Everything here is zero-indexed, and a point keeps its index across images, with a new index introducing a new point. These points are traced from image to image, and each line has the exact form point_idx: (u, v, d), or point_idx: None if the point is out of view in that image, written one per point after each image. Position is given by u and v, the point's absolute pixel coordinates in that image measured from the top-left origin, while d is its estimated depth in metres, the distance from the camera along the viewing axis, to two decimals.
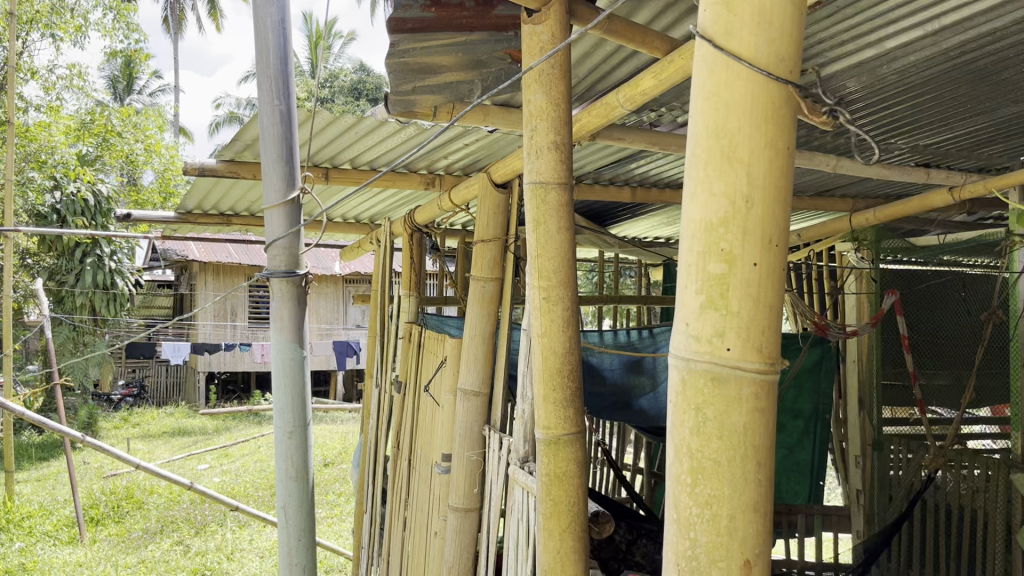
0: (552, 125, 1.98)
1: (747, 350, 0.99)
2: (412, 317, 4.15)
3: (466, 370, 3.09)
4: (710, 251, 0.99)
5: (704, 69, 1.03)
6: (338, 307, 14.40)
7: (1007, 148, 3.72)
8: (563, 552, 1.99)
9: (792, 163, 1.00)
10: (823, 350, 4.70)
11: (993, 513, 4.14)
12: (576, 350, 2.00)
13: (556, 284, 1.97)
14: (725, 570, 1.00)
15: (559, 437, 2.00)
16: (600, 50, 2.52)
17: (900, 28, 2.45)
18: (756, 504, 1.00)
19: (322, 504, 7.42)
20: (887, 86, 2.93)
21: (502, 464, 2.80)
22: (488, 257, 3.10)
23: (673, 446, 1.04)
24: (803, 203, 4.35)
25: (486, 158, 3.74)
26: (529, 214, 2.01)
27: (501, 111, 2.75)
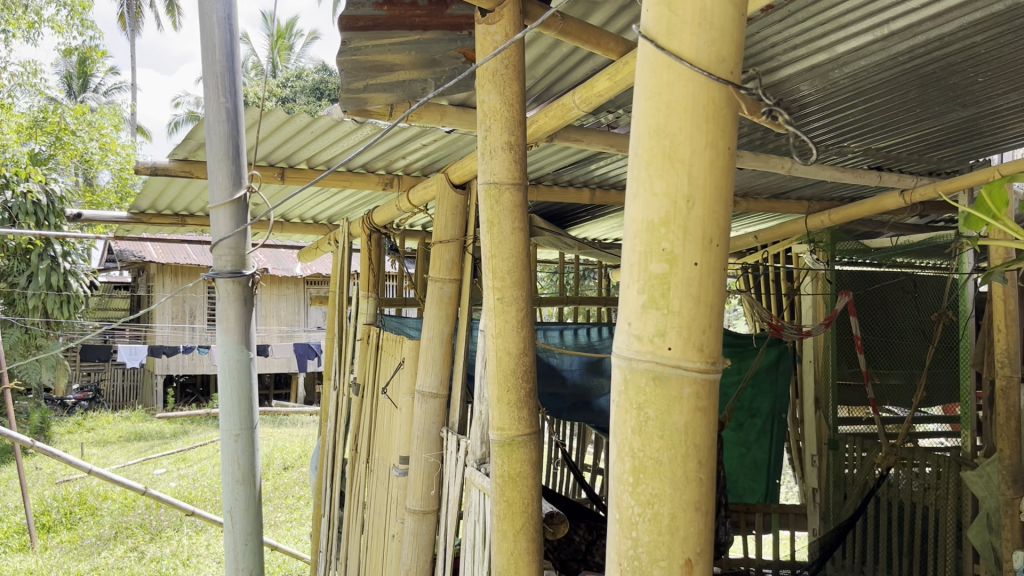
0: (506, 125, 1.98)
1: (688, 349, 0.99)
2: (370, 319, 4.13)
3: (424, 371, 3.08)
4: (651, 250, 1.00)
5: (647, 69, 1.03)
6: (299, 309, 14.27)
7: (956, 152, 3.80)
8: (517, 553, 1.99)
9: (733, 164, 1.01)
10: (779, 351, 4.78)
11: (944, 509, 4.25)
12: (531, 350, 2.01)
13: (509, 284, 1.97)
14: (666, 569, 1.00)
15: (513, 438, 2.00)
16: (556, 51, 2.53)
17: (851, 33, 2.49)
18: (697, 503, 1.00)
19: (281, 508, 7.34)
20: (840, 90, 2.97)
21: (460, 467, 2.79)
22: (447, 258, 3.08)
23: (616, 446, 1.04)
24: (759, 205, 4.40)
25: (444, 158, 3.73)
26: (483, 214, 2.00)
27: (458, 112, 2.74)
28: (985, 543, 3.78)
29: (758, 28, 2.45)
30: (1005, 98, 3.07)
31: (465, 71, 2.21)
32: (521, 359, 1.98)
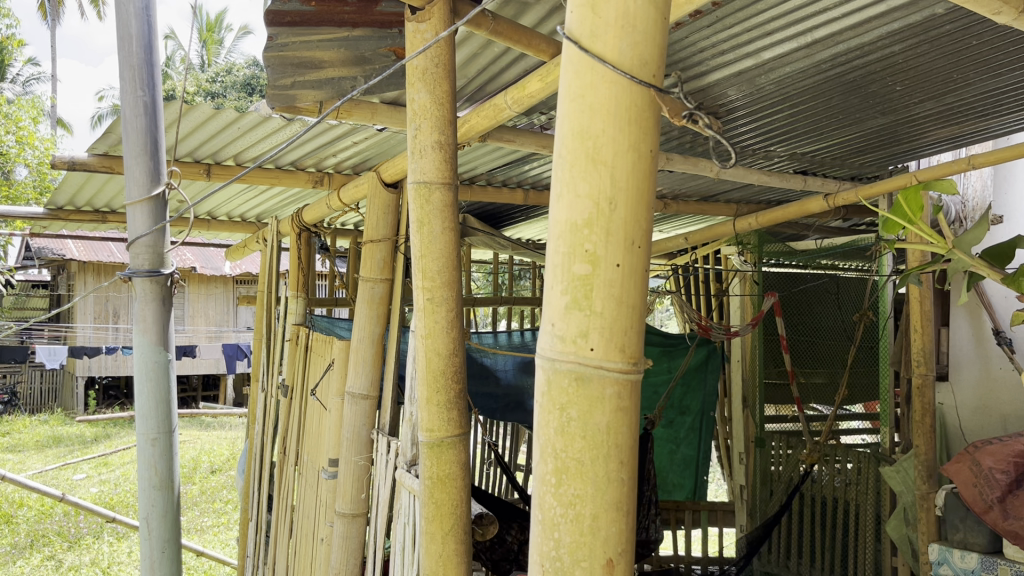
0: (435, 124, 1.96)
1: (610, 349, 1.00)
2: (300, 320, 4.06)
3: (355, 373, 3.04)
4: (575, 252, 1.00)
5: (571, 71, 1.03)
6: (228, 309, 13.95)
7: (876, 158, 3.93)
8: (445, 555, 1.98)
9: (655, 167, 1.02)
10: (708, 350, 4.90)
11: (864, 504, 4.39)
12: (459, 351, 1.99)
13: (439, 284, 1.95)
14: (587, 570, 1.00)
15: (442, 439, 1.99)
16: (488, 51, 2.53)
17: (776, 39, 2.55)
18: (619, 503, 1.00)
19: (208, 512, 7.17)
20: (767, 95, 3.04)
21: (390, 468, 2.76)
22: (378, 257, 3.06)
23: (539, 447, 1.04)
24: (689, 207, 4.47)
25: (377, 157, 3.69)
26: (412, 214, 1.97)
27: (390, 109, 2.71)
28: (903, 536, 3.92)
29: (688, 33, 2.49)
30: (922, 106, 3.18)
31: (394, 66, 2.19)
32: (450, 360, 1.96)
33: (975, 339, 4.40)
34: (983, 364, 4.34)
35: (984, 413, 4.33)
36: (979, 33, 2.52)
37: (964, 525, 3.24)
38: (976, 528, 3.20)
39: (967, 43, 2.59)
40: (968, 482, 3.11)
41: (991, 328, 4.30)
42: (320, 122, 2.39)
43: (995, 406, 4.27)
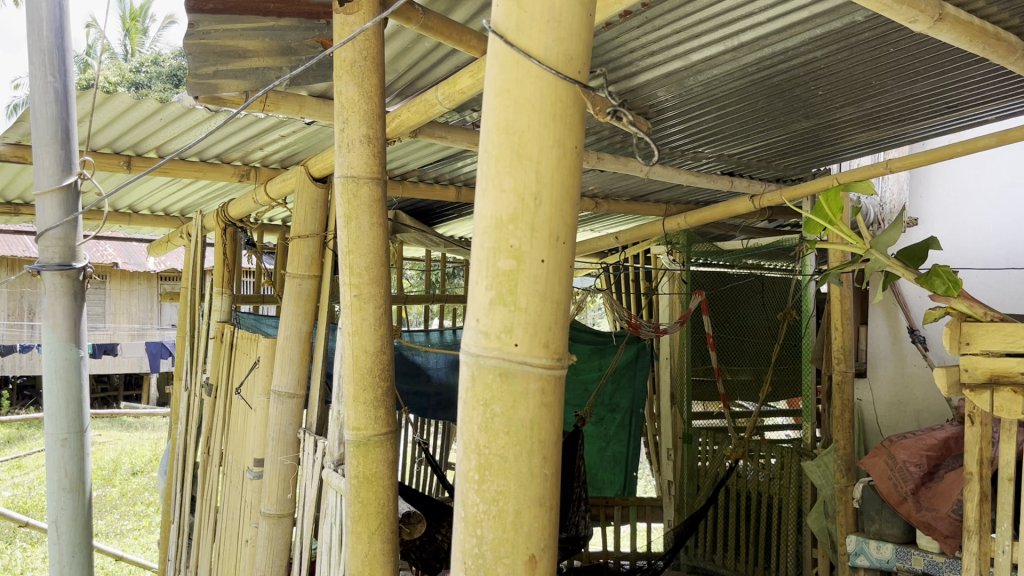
0: (364, 117, 1.93)
1: (534, 345, 1.00)
2: (225, 317, 3.96)
3: (280, 371, 2.98)
4: (499, 247, 0.99)
5: (496, 65, 1.02)
6: (152, 305, 13.49)
7: (801, 161, 4.03)
8: (371, 555, 1.95)
9: (580, 164, 1.02)
10: (639, 347, 5.00)
11: (786, 498, 4.51)
12: (388, 348, 1.97)
13: (367, 281, 1.92)
14: (510, 567, 1.00)
15: (369, 438, 1.96)
16: (419, 46, 2.51)
17: (704, 42, 2.60)
18: (542, 499, 1.00)
19: (128, 516, 6.95)
20: (696, 97, 3.09)
21: (317, 468, 2.72)
22: (306, 254, 3.01)
23: (462, 444, 1.03)
24: (620, 206, 4.52)
25: (306, 151, 3.63)
26: (339, 208, 1.94)
27: (318, 102, 2.67)
28: (822, 529, 4.05)
29: (618, 33, 2.51)
30: (844, 110, 3.27)
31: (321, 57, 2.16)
32: (378, 357, 1.95)
33: (891, 338, 4.55)
34: (898, 362, 4.50)
35: (899, 409, 4.49)
36: (896, 41, 2.61)
37: (880, 517, 3.31)
38: (891, 519, 3.28)
39: (885, 50, 2.67)
40: (884, 475, 3.22)
41: (906, 327, 4.46)
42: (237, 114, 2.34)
43: (910, 402, 4.44)
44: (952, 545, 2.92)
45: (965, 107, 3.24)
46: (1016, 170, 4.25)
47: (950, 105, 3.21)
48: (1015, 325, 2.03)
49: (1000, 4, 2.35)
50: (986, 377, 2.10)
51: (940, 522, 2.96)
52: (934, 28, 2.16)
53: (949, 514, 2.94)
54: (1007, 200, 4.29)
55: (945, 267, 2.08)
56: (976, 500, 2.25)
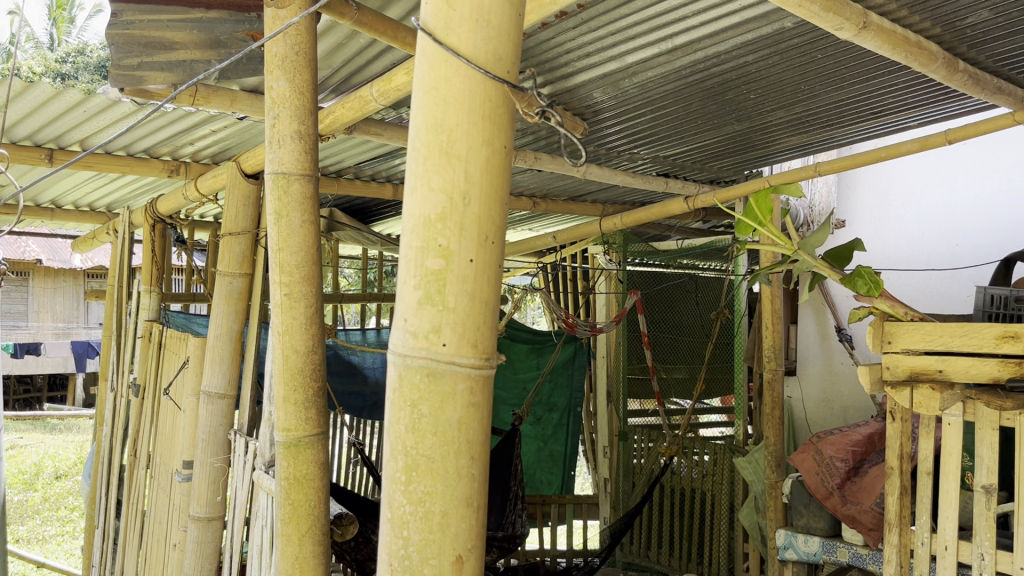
0: (295, 113, 1.90)
1: (462, 345, 0.99)
2: (153, 316, 3.84)
3: (210, 371, 2.92)
4: (428, 246, 0.98)
5: (424, 64, 1.02)
6: (77, 304, 13.09)
7: (733, 163, 4.10)
8: (301, 557, 1.92)
9: (509, 164, 1.02)
10: (575, 346, 5.13)
11: (719, 493, 4.59)
12: (319, 348, 1.94)
13: (298, 280, 1.89)
14: (436, 568, 0.99)
15: (300, 438, 1.94)
16: (353, 42, 2.48)
17: (638, 44, 2.63)
18: (469, 499, 1.00)
19: (50, 521, 6.72)
20: (632, 98, 3.12)
21: (248, 470, 2.67)
22: (237, 251, 2.95)
23: (389, 444, 1.02)
24: (558, 206, 4.55)
25: (238, 147, 3.56)
26: (269, 205, 1.90)
27: (250, 97, 2.61)
28: (754, 523, 4.14)
29: (554, 33, 2.52)
30: (774, 114, 3.34)
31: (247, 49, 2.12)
32: (309, 357, 1.91)
33: (820, 336, 4.67)
34: (826, 360, 4.63)
35: (826, 406, 4.62)
36: (824, 48, 2.67)
37: (808, 511, 3.38)
38: (817, 513, 3.35)
39: (814, 56, 2.74)
40: (812, 470, 3.31)
41: (833, 326, 4.58)
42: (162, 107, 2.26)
43: (837, 399, 4.57)
44: (875, 537, 3.04)
45: (890, 112, 3.34)
46: (939, 174, 4.40)
47: (875, 111, 3.31)
48: (933, 324, 2.10)
49: (922, 14, 2.43)
50: (906, 375, 2.17)
51: (863, 515, 3.06)
52: (859, 36, 2.23)
53: (873, 506, 3.05)
54: (928, 201, 4.45)
55: (866, 268, 2.15)
56: (897, 494, 2.32)
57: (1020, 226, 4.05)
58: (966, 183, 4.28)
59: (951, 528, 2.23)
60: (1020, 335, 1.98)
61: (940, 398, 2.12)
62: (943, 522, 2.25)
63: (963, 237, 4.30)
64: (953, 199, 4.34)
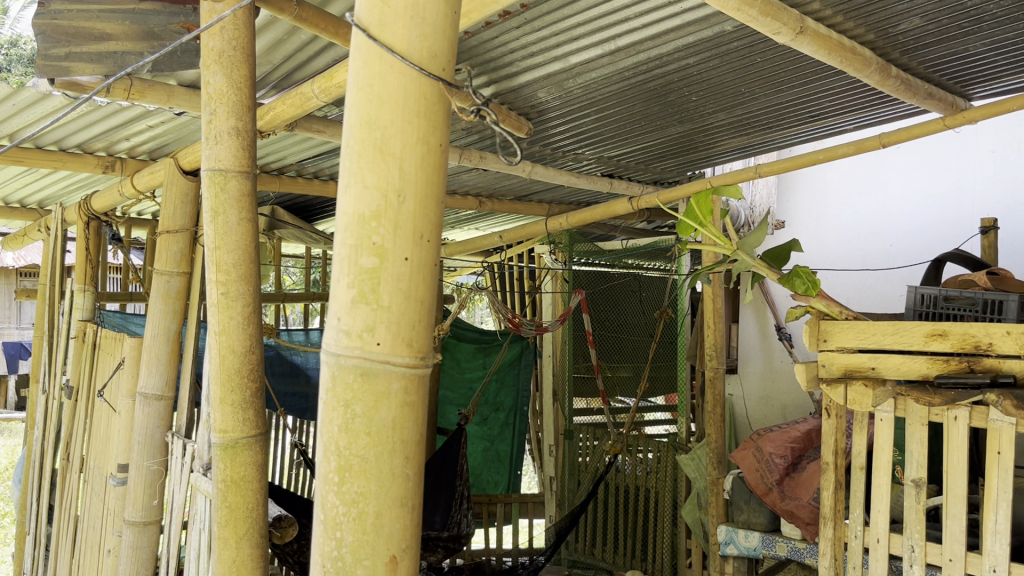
0: (232, 109, 1.87)
1: (397, 344, 0.99)
2: (87, 316, 3.74)
3: (147, 373, 2.84)
4: (361, 244, 0.97)
5: (358, 60, 1.01)
6: (9, 304, 12.69)
7: (676, 164, 4.15)
8: (239, 560, 1.89)
9: (444, 161, 1.01)
10: (522, 346, 5.17)
11: (662, 491, 4.64)
12: (256, 348, 1.90)
13: (235, 278, 1.86)
14: (370, 568, 0.98)
15: (237, 440, 1.91)
16: (294, 38, 2.45)
17: (581, 45, 2.64)
18: (404, 499, 0.99)
19: None
20: (576, 99, 3.14)
21: (185, 472, 2.61)
22: (175, 249, 2.89)
23: (322, 445, 1.01)
24: (503, 206, 4.55)
25: (175, 143, 3.48)
26: (205, 202, 1.86)
27: (187, 92, 2.56)
28: (696, 520, 4.20)
29: (497, 33, 2.53)
30: (716, 116, 3.39)
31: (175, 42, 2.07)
32: (246, 358, 1.88)
33: (760, 335, 4.76)
34: (766, 358, 4.72)
35: (766, 404, 4.71)
36: (762, 52, 2.72)
37: (748, 507, 3.39)
38: (757, 509, 3.35)
39: (753, 60, 2.78)
40: (752, 467, 3.38)
41: (773, 324, 4.68)
42: (86, 97, 2.13)
43: (777, 396, 4.66)
44: (812, 531, 3.08)
45: (828, 116, 3.41)
46: (873, 177, 4.52)
47: (813, 114, 3.38)
48: (867, 323, 2.16)
49: (856, 20, 2.49)
50: (841, 372, 2.21)
51: (801, 511, 3.14)
52: (795, 40, 2.27)
53: (810, 501, 3.13)
54: (863, 203, 4.57)
55: (804, 268, 2.20)
56: (832, 489, 2.38)
57: (950, 227, 4.19)
58: (899, 185, 4.41)
59: (883, 521, 2.30)
60: (947, 333, 2.05)
61: (873, 394, 2.13)
62: (875, 516, 2.32)
63: (895, 239, 4.43)
64: (887, 203, 4.47)
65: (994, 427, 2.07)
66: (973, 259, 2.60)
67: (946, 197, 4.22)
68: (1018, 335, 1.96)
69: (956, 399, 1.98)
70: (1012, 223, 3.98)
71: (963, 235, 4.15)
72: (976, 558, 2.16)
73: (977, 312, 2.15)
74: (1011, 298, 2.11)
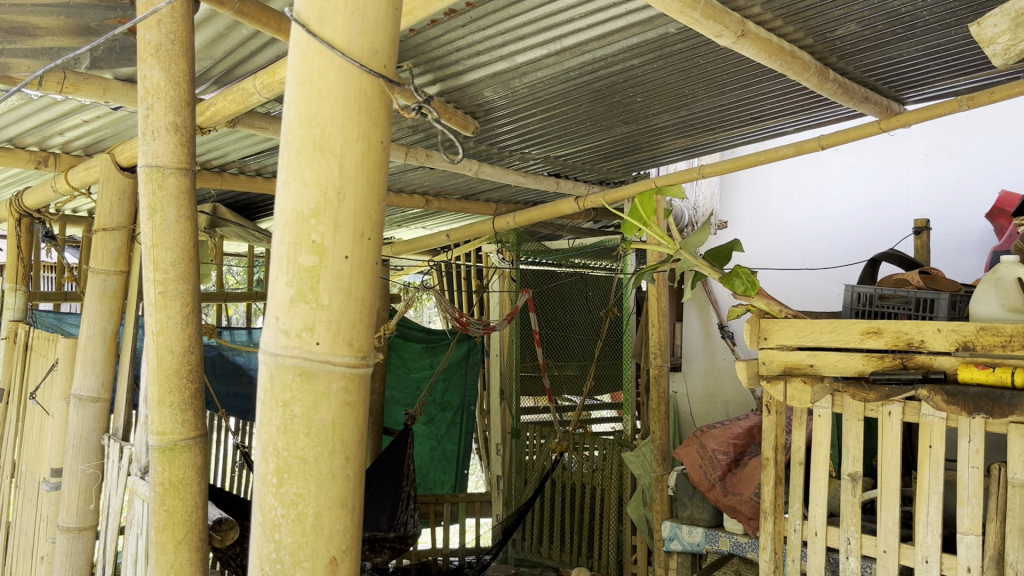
0: (170, 104, 1.83)
1: (337, 343, 0.98)
2: (19, 316, 3.61)
3: (82, 374, 2.77)
4: (300, 242, 0.96)
5: (297, 55, 0.99)
6: None
7: (621, 164, 4.19)
8: (177, 565, 1.84)
9: (385, 159, 1.00)
10: (469, 345, 5.20)
11: (608, 488, 4.68)
12: (195, 347, 1.87)
13: (173, 278, 1.82)
14: (309, 570, 0.97)
15: (175, 442, 1.87)
16: (235, 32, 2.40)
17: (527, 45, 2.65)
18: (344, 500, 0.98)
19: None
20: (523, 98, 3.14)
21: (122, 476, 2.55)
22: (112, 248, 2.82)
23: (260, 446, 0.99)
24: (450, 205, 4.54)
25: (111, 139, 3.40)
26: (142, 200, 1.82)
27: (124, 86, 2.50)
28: (641, 517, 4.25)
29: (443, 30, 2.52)
30: (660, 117, 3.43)
31: (105, 36, 2.01)
32: (185, 357, 1.84)
33: (703, 334, 4.84)
34: (710, 357, 4.80)
35: (710, 401, 4.78)
36: (705, 54, 2.76)
37: (691, 503, 3.45)
38: (701, 504, 3.41)
39: (696, 62, 2.82)
40: (695, 463, 3.43)
41: (716, 323, 4.77)
42: (16, 89, 2.05)
43: (720, 394, 4.74)
44: (753, 526, 3.16)
45: (768, 118, 3.48)
46: (813, 179, 4.62)
47: (755, 116, 3.45)
48: (804, 321, 2.21)
49: (795, 24, 2.54)
50: (781, 369, 2.26)
51: (743, 506, 3.20)
52: (737, 43, 2.31)
53: (751, 497, 3.19)
54: (804, 204, 4.67)
55: (745, 268, 2.23)
56: (771, 484, 2.42)
57: (886, 228, 4.31)
58: (838, 188, 4.51)
59: (821, 514, 2.35)
60: (881, 330, 2.10)
61: (811, 390, 2.19)
62: (813, 509, 2.37)
63: (836, 239, 4.52)
64: (826, 205, 4.57)
65: (926, 422, 2.14)
66: (907, 259, 2.67)
67: (883, 199, 4.33)
68: (948, 332, 2.01)
69: (890, 394, 2.03)
70: (944, 224, 4.10)
71: (898, 236, 4.27)
72: (909, 549, 2.22)
73: (910, 311, 2.21)
74: (942, 297, 2.17)
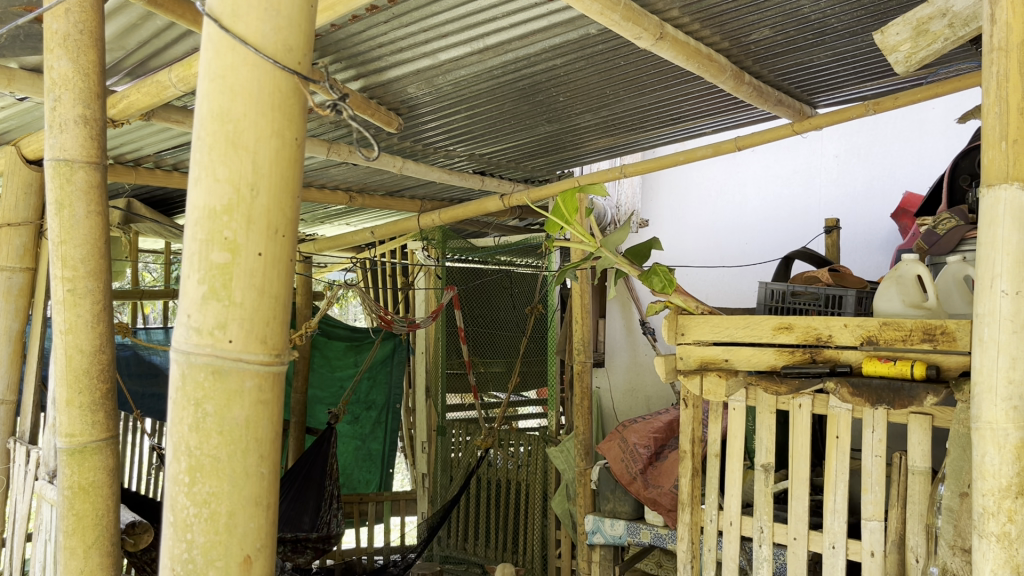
0: (79, 96, 1.77)
1: (250, 341, 0.97)
2: None
3: None
4: (212, 239, 0.95)
5: (210, 50, 0.98)
6: None
7: (545, 163, 4.23)
8: (87, 570, 1.79)
9: (299, 156, 0.99)
10: (394, 343, 5.20)
11: (533, 483, 4.72)
12: (106, 347, 1.81)
13: (82, 274, 1.76)
14: (222, 570, 0.96)
15: (85, 444, 1.81)
16: (149, 23, 2.34)
17: (449, 42, 2.65)
18: (257, 498, 0.98)
19: None
20: (447, 96, 3.15)
21: (28, 481, 2.46)
22: (17, 243, 2.70)
23: (172, 445, 0.98)
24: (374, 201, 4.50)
25: (18, 130, 3.27)
26: (48, 194, 1.76)
27: (30, 75, 2.40)
28: (565, 511, 4.29)
29: (365, 26, 2.50)
30: (583, 116, 3.48)
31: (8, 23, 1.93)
32: (96, 357, 1.79)
33: (626, 330, 4.94)
34: (631, 352, 4.90)
35: (631, 396, 4.87)
36: (625, 55, 2.81)
37: (614, 496, 3.50)
38: (622, 497, 3.47)
39: (617, 63, 2.87)
40: (617, 457, 3.49)
41: (638, 319, 4.86)
42: None
43: (641, 388, 4.83)
44: (673, 518, 3.21)
45: (688, 119, 3.56)
46: (731, 179, 4.74)
47: (674, 117, 3.52)
48: (720, 317, 2.27)
49: (712, 28, 2.60)
50: (697, 364, 2.33)
51: (664, 498, 3.26)
52: (655, 46, 2.36)
53: (671, 489, 3.26)
54: (722, 203, 4.79)
55: (663, 266, 2.28)
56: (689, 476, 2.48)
57: (800, 227, 4.45)
58: (755, 189, 4.65)
59: (735, 504, 2.43)
60: (792, 325, 2.16)
61: (726, 384, 2.29)
62: (729, 500, 2.44)
63: (754, 237, 4.64)
64: (743, 204, 4.70)
65: (833, 413, 2.23)
66: (819, 258, 2.78)
67: (796, 199, 4.48)
68: (854, 327, 2.08)
69: (800, 387, 2.11)
70: (853, 223, 4.26)
71: (810, 234, 4.41)
72: (818, 535, 2.32)
73: (820, 307, 2.30)
74: (849, 294, 2.27)
